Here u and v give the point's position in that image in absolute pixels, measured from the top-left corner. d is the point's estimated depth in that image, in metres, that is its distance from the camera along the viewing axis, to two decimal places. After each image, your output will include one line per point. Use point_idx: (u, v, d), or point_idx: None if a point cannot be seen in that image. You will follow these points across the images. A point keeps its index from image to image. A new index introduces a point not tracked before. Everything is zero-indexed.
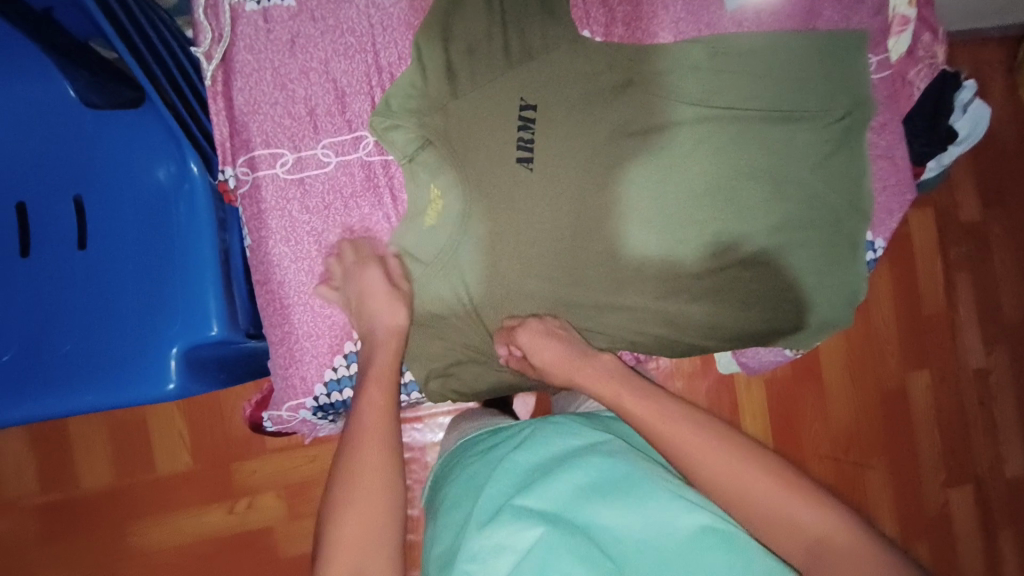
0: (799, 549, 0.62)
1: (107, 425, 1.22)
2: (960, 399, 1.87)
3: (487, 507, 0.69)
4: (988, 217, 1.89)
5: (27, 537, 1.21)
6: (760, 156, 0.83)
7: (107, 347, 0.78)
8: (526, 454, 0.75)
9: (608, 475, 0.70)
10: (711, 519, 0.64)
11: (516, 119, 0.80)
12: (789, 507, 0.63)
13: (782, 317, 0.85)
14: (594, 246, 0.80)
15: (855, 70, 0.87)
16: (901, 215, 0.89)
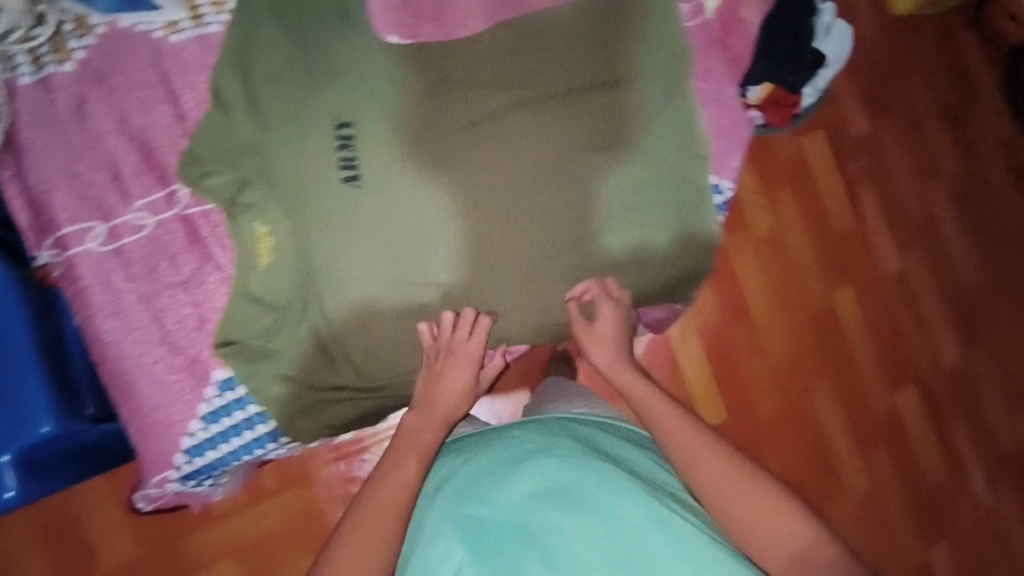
0: (779, 554, 0.70)
1: None
2: (888, 306, 1.93)
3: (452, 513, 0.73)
4: (879, 128, 1.94)
5: None
6: (589, 126, 0.84)
7: None
8: (490, 457, 0.78)
9: (563, 476, 0.73)
10: (652, 513, 0.69)
11: (334, 138, 0.78)
12: (768, 519, 0.72)
13: (642, 273, 0.89)
14: (445, 250, 0.80)
15: (666, 22, 0.89)
16: (740, 154, 0.92)
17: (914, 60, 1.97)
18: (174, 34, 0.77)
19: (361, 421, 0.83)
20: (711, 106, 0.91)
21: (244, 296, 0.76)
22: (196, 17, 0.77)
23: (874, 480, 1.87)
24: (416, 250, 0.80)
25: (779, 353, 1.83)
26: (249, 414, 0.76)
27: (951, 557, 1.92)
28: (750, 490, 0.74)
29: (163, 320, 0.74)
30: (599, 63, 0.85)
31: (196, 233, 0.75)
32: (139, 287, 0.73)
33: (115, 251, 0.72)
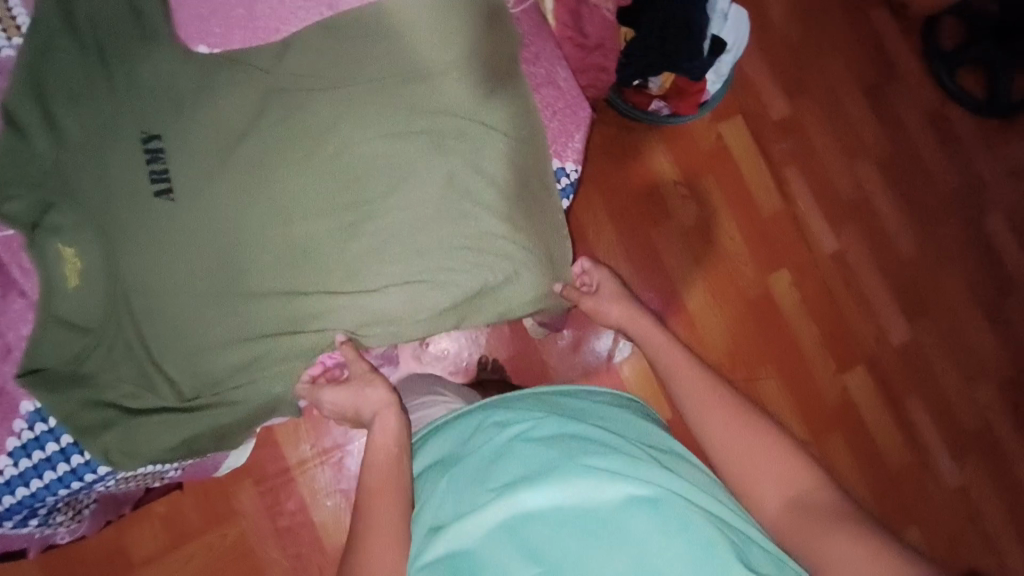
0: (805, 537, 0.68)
1: None
2: (828, 286, 1.88)
3: (454, 493, 0.70)
4: (798, 109, 1.93)
5: None
6: (418, 121, 0.81)
7: None
8: (497, 433, 0.74)
9: (554, 456, 0.69)
10: (645, 488, 0.65)
11: (141, 153, 0.75)
12: (778, 478, 0.72)
13: (496, 266, 0.84)
14: (269, 257, 0.77)
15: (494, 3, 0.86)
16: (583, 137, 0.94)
17: (826, 40, 1.97)
18: None
19: (191, 445, 0.78)
20: (548, 89, 0.90)
21: (53, 321, 0.73)
22: None
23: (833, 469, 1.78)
24: (235, 258, 0.76)
25: (717, 343, 1.78)
26: (61, 445, 0.73)
27: (929, 545, 1.79)
28: (758, 453, 0.74)
29: None
30: (422, 54, 0.82)
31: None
32: None
33: None
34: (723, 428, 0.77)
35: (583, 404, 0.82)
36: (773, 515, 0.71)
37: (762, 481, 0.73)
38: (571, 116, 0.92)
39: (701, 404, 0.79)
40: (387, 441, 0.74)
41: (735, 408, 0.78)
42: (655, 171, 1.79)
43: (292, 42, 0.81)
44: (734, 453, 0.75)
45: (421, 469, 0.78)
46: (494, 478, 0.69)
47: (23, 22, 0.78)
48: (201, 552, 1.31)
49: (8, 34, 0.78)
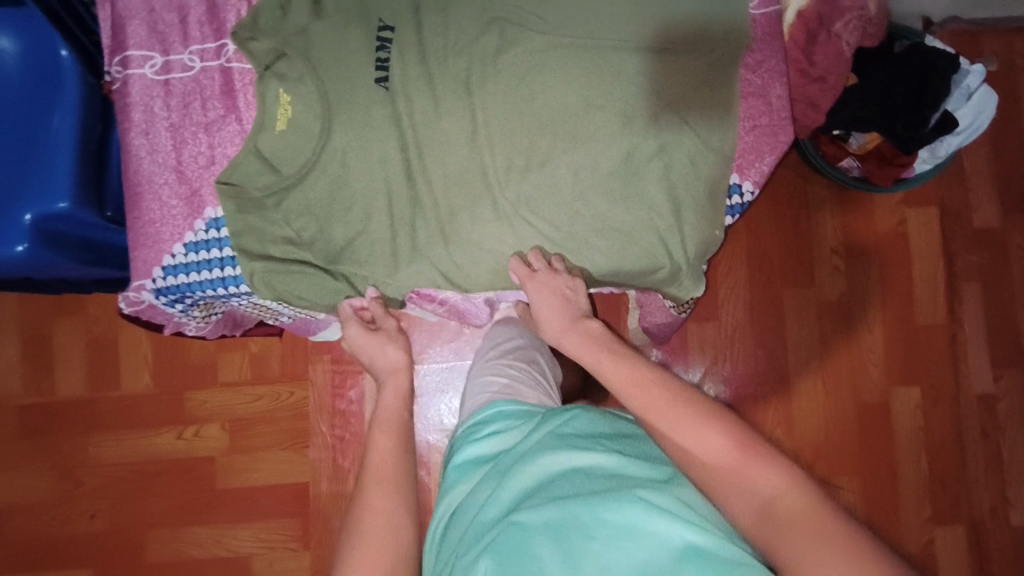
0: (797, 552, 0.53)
1: (90, 340, 1.53)
2: (959, 425, 1.66)
3: (504, 494, 0.71)
4: (1009, 226, 1.68)
5: (16, 427, 1.52)
6: (620, 94, 0.82)
7: None
8: (557, 450, 0.73)
9: (612, 487, 0.67)
10: (705, 535, 0.60)
11: (374, 38, 0.83)
12: (738, 469, 0.59)
13: (638, 254, 0.83)
14: (444, 171, 0.83)
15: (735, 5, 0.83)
16: (773, 160, 0.86)
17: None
18: None
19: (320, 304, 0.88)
20: (757, 102, 0.85)
21: (254, 153, 0.82)
22: None
23: None
24: (417, 162, 0.83)
25: (809, 430, 1.64)
26: (224, 254, 0.84)
27: None
28: (718, 445, 0.61)
29: (180, 151, 0.83)
30: (645, 31, 0.83)
31: (230, 85, 0.83)
32: (171, 116, 0.83)
33: (163, 82, 0.83)
34: (680, 418, 0.64)
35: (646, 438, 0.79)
36: (748, 528, 0.57)
37: (729, 477, 0.59)
38: (773, 136, 0.85)
39: (648, 406, 0.66)
40: (388, 414, 0.81)
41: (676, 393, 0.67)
42: (816, 231, 1.65)
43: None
44: (697, 442, 0.62)
45: (475, 465, 0.80)
46: (545, 490, 0.69)
47: None
48: (267, 397, 1.51)
49: None
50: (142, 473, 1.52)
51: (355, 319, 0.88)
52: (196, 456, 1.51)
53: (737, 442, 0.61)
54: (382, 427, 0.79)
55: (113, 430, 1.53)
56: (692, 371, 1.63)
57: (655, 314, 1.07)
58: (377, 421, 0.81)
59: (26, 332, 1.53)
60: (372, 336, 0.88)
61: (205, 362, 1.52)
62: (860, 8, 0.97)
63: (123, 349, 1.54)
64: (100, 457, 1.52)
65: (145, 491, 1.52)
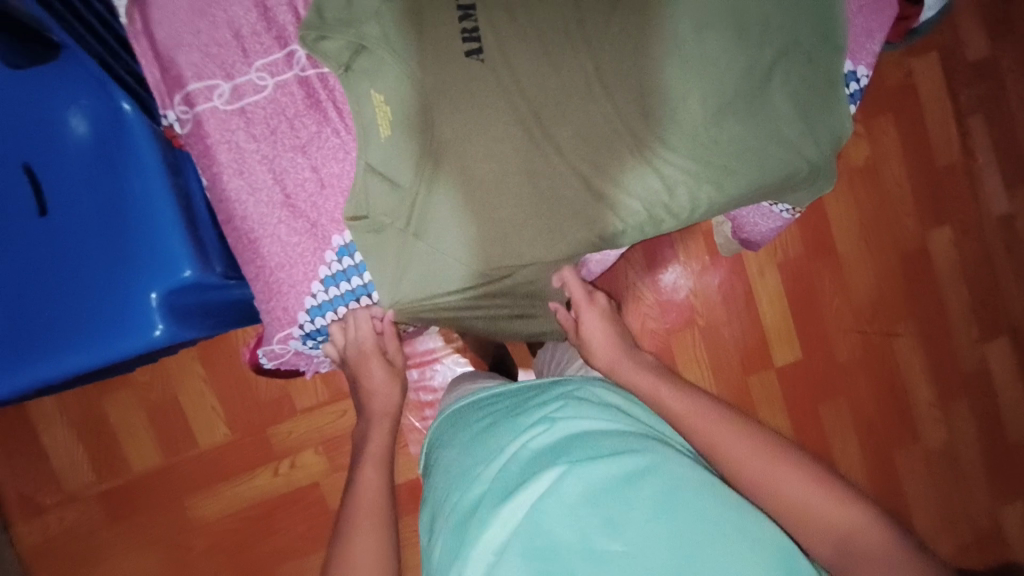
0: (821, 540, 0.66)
1: (145, 407, 1.33)
2: (988, 249, 1.79)
3: (517, 457, 0.68)
4: (997, 52, 1.76)
5: (94, 521, 1.34)
6: (727, 11, 0.78)
7: (77, 302, 0.74)
8: (568, 414, 0.73)
9: (630, 447, 0.66)
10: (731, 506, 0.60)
11: (455, 10, 0.75)
12: (802, 492, 0.68)
13: (777, 165, 0.81)
14: (568, 132, 0.77)
15: None
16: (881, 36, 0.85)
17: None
18: None
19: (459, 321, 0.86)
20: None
21: (368, 170, 0.75)
22: None
23: (951, 431, 1.77)
24: (539, 134, 0.76)
25: (863, 290, 1.73)
26: (364, 281, 0.80)
27: None
28: (774, 469, 0.70)
29: (283, 182, 0.75)
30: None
31: (314, 96, 0.76)
32: (260, 148, 0.74)
33: (237, 111, 0.74)
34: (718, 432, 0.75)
35: (647, 420, 0.79)
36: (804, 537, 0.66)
37: (801, 507, 0.67)
38: (873, 13, 0.84)
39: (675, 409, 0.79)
40: (380, 447, 0.84)
41: (727, 422, 0.75)
42: None
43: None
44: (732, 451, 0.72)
45: (473, 437, 0.77)
46: (577, 447, 0.66)
47: None
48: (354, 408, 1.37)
49: None
50: (246, 522, 1.37)
51: (363, 332, 0.82)
52: (300, 487, 1.37)
53: (810, 478, 0.68)
54: (368, 461, 0.82)
55: (199, 493, 1.36)
56: (750, 264, 1.67)
57: (758, 222, 1.07)
58: (362, 460, 0.83)
59: (60, 419, 1.32)
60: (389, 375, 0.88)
61: (275, 392, 1.35)
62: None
63: (180, 405, 1.34)
64: (197, 523, 1.35)
65: (250, 545, 1.37)
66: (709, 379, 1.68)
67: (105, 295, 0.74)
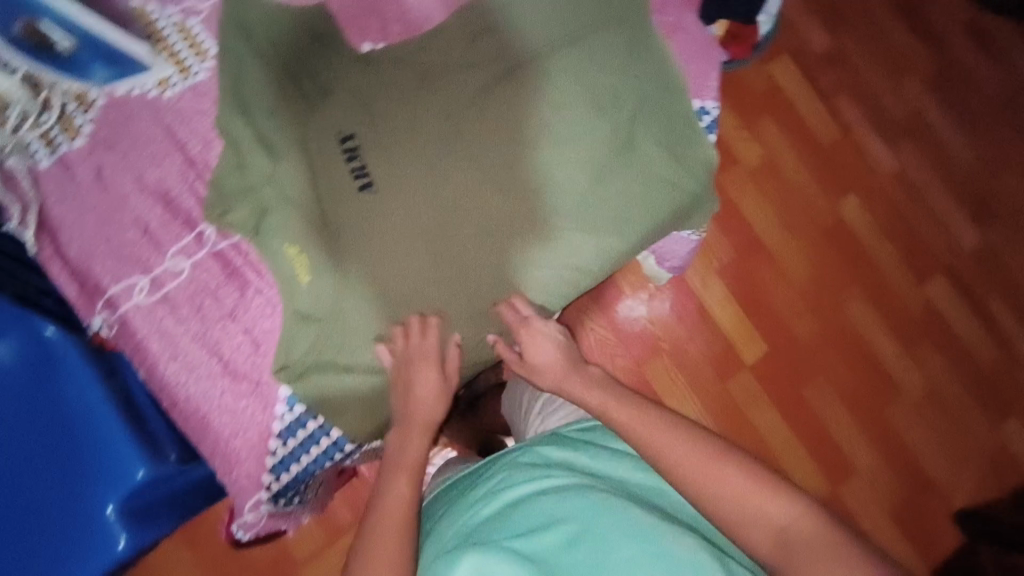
0: (766, 538, 0.64)
1: None
2: (894, 203, 1.92)
3: (461, 535, 0.69)
4: (838, 42, 1.97)
5: None
6: (581, 86, 0.87)
7: (37, 533, 0.80)
8: (516, 481, 0.74)
9: (565, 510, 0.67)
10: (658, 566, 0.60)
11: (341, 153, 0.82)
12: (746, 497, 0.65)
13: (661, 205, 0.89)
14: (468, 225, 0.83)
15: None
16: (715, 75, 0.95)
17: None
18: (168, 90, 0.80)
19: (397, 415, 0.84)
20: (678, 36, 0.94)
21: (297, 316, 0.79)
22: (185, 69, 0.81)
23: (927, 374, 1.80)
24: (443, 239, 0.82)
25: (801, 271, 1.82)
26: (319, 423, 0.79)
27: None
28: (714, 471, 0.67)
29: (220, 352, 0.77)
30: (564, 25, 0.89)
31: (231, 265, 0.79)
32: (190, 327, 0.77)
33: (160, 300, 0.77)
34: (661, 434, 0.70)
35: (599, 465, 0.78)
36: (757, 544, 0.64)
37: (750, 507, 0.65)
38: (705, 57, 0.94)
39: (625, 421, 0.73)
40: (416, 456, 0.74)
41: (681, 431, 0.70)
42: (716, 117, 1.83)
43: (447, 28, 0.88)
44: (678, 455, 0.68)
45: (435, 523, 0.79)
46: (515, 516, 0.68)
47: (209, 46, 0.82)
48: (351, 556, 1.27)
49: (200, 59, 0.82)
50: None
51: (386, 347, 0.79)
52: None
53: (756, 477, 0.66)
54: (400, 471, 0.72)
55: None
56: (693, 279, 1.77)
57: (676, 247, 1.14)
58: (395, 464, 0.73)
59: None
60: (436, 390, 0.79)
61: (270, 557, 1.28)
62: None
63: None
64: None
65: None
66: (688, 398, 1.71)
67: (66, 518, 0.81)
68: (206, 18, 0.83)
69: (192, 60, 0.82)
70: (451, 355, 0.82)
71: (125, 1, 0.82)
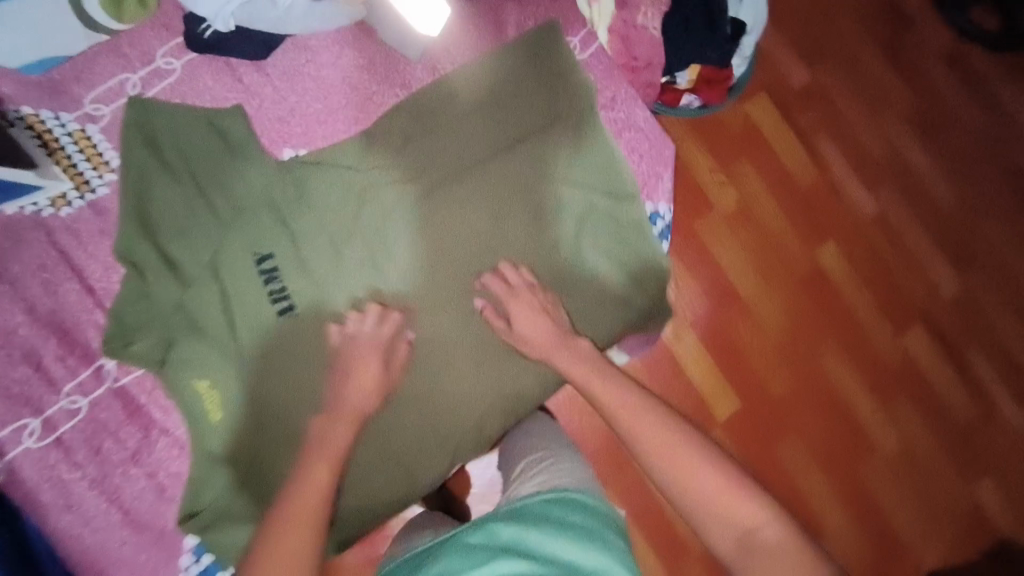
0: (730, 544, 0.57)
1: None
2: (873, 242, 1.52)
3: None
4: (818, 75, 1.55)
5: None
6: (522, 199, 0.82)
7: None
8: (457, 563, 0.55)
9: None
10: None
11: (257, 275, 0.76)
12: (721, 497, 0.58)
13: (605, 319, 0.83)
14: (394, 354, 0.77)
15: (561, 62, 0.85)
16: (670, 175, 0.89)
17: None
18: (65, 207, 0.74)
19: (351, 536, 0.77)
20: (629, 135, 0.87)
21: (207, 458, 0.73)
22: (83, 184, 0.74)
23: (904, 438, 1.44)
24: (366, 369, 0.77)
25: (771, 321, 1.44)
26: None
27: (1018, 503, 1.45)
28: (690, 470, 0.60)
29: (121, 499, 0.71)
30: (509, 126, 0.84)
31: (134, 403, 0.73)
32: (89, 472, 0.71)
33: (54, 443, 0.70)
34: (649, 429, 0.64)
35: (559, 550, 0.56)
36: (724, 553, 0.57)
37: (717, 508, 0.58)
38: (657, 158, 0.88)
39: (619, 408, 0.68)
40: (339, 444, 0.68)
41: (675, 426, 0.64)
42: None
43: (377, 126, 0.81)
44: (661, 448, 0.62)
45: None
46: None
47: (111, 158, 0.76)
48: None
49: (101, 173, 0.75)
50: None
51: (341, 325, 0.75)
52: None
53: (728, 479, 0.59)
54: (316, 460, 0.66)
55: None
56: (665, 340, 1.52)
57: None
58: (319, 451, 0.67)
59: None
60: (377, 382, 0.73)
61: None
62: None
63: None
64: None
65: None
66: None
67: None
68: (110, 127, 0.76)
69: (92, 174, 0.75)
70: (400, 350, 0.76)
71: (13, 107, 0.74)
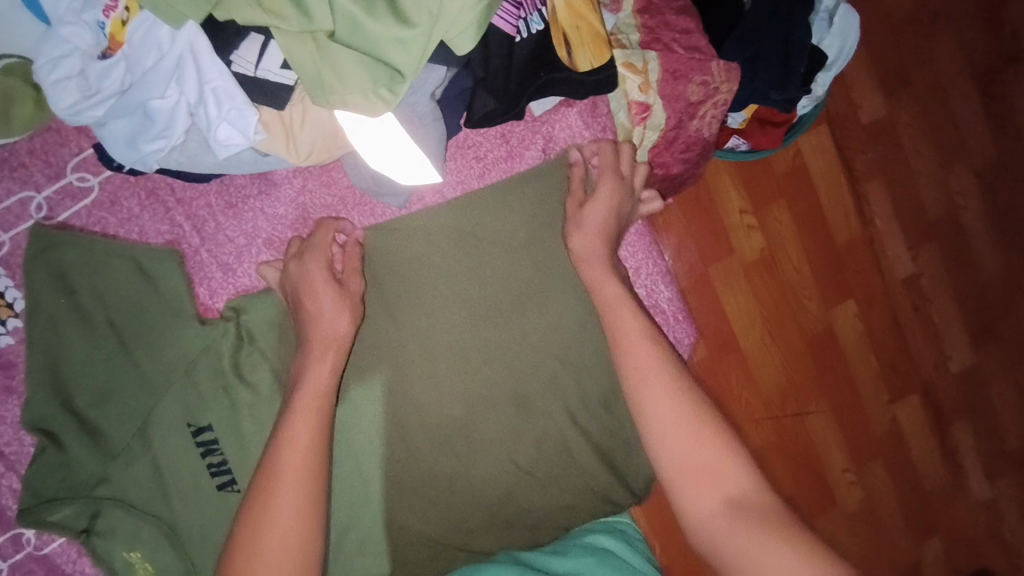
0: (716, 508, 0.53)
1: None
2: (893, 312, 1.31)
3: None
4: (894, 109, 1.30)
5: None
6: (509, 382, 0.72)
7: None
8: None
9: None
10: None
11: (194, 448, 0.66)
12: (707, 460, 0.55)
13: (586, 498, 0.74)
14: (349, 540, 0.69)
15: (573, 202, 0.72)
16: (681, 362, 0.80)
17: None
18: None
19: None
20: (653, 315, 0.78)
21: None
22: None
23: (869, 501, 1.28)
24: None
25: (771, 380, 1.20)
26: None
27: (950, 561, 1.35)
28: (700, 440, 0.56)
29: None
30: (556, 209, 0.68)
31: (57, 571, 0.67)
32: None
33: None
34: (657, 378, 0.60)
35: (606, 558, 0.65)
36: (710, 514, 0.54)
37: (703, 480, 0.55)
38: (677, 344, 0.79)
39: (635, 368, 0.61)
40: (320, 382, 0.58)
41: (685, 390, 0.59)
42: None
43: (366, 275, 0.69)
44: (666, 418, 0.58)
45: None
46: None
47: (15, 299, 0.64)
48: None
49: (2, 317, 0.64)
50: None
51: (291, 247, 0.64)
52: None
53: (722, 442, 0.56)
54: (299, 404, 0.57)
55: None
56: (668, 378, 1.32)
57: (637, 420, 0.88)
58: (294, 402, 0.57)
59: None
60: (337, 294, 0.61)
61: None
62: (712, 94, 0.73)
63: None
64: None
65: None
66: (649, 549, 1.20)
67: None
68: (13, 258, 0.63)
69: None
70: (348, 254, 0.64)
71: None
